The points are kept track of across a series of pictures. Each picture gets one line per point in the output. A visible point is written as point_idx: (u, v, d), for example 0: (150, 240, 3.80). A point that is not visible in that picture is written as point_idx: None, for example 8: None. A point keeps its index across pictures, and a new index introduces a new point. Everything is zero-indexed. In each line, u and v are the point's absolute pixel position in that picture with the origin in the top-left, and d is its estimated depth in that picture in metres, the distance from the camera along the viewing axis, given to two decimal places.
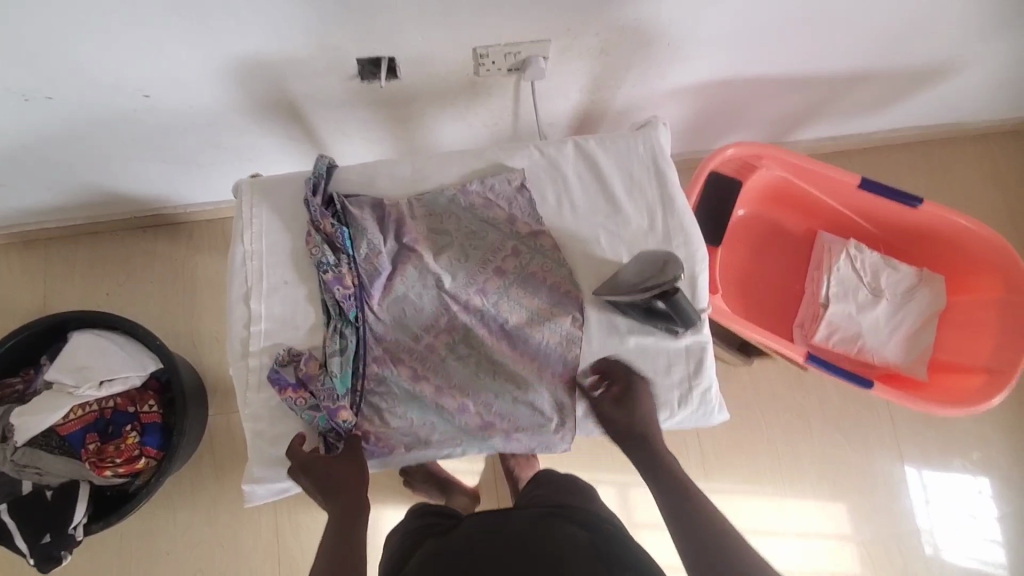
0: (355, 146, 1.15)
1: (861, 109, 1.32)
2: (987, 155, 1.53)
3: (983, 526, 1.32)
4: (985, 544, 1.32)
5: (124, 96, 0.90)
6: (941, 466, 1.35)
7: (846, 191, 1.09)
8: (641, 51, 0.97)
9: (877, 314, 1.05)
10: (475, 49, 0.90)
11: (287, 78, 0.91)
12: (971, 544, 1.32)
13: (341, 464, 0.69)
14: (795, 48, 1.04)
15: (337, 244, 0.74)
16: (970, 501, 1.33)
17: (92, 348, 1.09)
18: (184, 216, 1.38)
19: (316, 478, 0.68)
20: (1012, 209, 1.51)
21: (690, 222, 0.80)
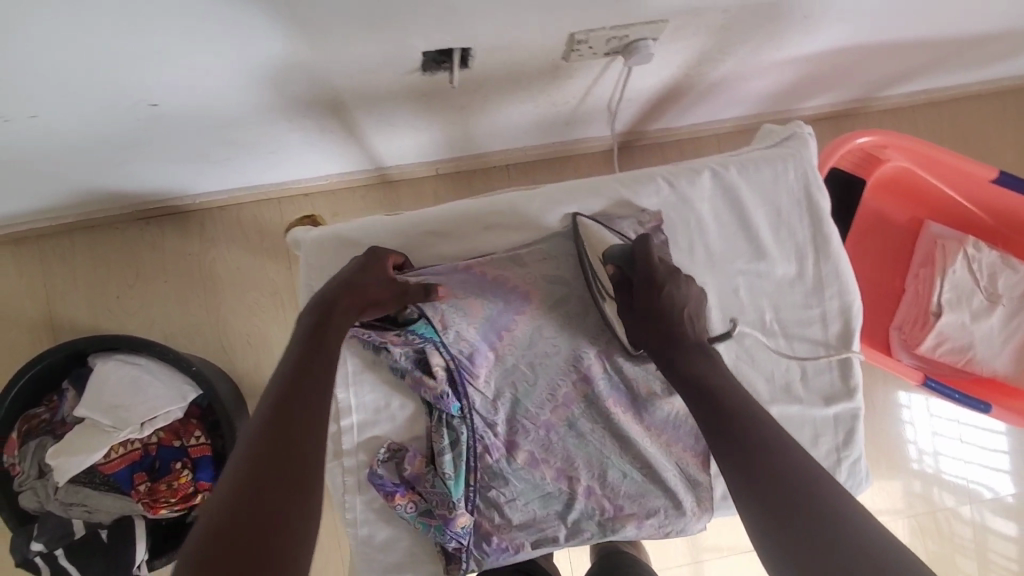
0: (396, 131, 0.95)
1: (982, 64, 1.13)
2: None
3: (984, 453, 1.30)
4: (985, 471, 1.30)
5: (127, 107, 0.72)
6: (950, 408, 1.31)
7: (973, 183, 0.95)
8: (769, 25, 0.77)
9: (990, 323, 0.97)
10: (571, 34, 0.71)
11: (330, 76, 0.72)
12: (968, 468, 1.30)
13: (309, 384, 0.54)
14: (943, 13, 0.85)
15: (417, 337, 0.62)
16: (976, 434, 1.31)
17: (122, 379, 0.99)
18: (193, 205, 1.20)
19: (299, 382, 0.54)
20: None
21: (845, 267, 0.68)
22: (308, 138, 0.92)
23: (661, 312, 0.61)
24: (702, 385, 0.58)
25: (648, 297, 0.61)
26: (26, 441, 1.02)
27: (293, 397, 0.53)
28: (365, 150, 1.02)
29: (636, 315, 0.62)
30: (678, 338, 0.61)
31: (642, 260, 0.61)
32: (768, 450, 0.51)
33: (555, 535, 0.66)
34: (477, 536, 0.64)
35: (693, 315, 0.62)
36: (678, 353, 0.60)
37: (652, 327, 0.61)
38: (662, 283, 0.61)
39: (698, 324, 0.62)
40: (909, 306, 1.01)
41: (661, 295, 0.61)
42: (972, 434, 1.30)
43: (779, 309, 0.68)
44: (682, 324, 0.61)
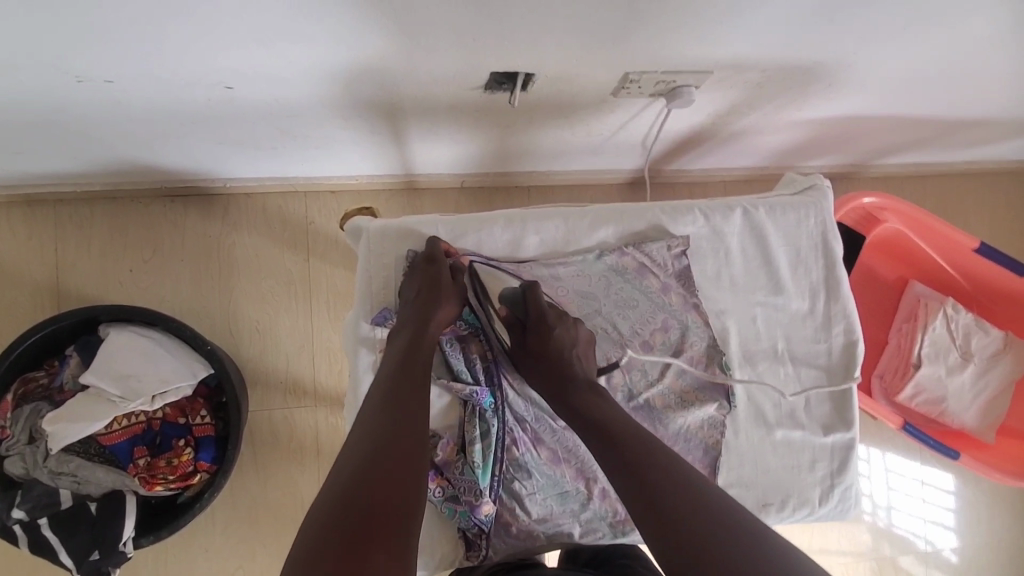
0: (438, 139, 1.00)
1: (967, 146, 1.25)
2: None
3: (933, 510, 1.38)
4: (933, 528, 1.38)
5: (202, 86, 0.75)
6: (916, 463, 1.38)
7: (957, 250, 1.05)
8: (796, 88, 0.86)
9: (963, 379, 1.06)
10: (627, 73, 0.78)
11: (400, 83, 0.77)
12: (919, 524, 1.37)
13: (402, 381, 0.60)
14: (944, 97, 0.95)
15: (461, 333, 0.68)
16: (934, 494, 1.38)
17: (136, 351, 1.00)
18: (220, 189, 1.21)
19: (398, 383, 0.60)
20: None
21: (852, 308, 0.75)
22: (355, 136, 0.96)
23: (550, 352, 0.65)
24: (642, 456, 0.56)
25: (538, 340, 0.66)
26: (22, 405, 1.00)
27: (399, 393, 0.59)
28: (403, 156, 1.06)
29: (527, 355, 0.66)
30: (569, 378, 0.64)
31: (531, 303, 0.66)
32: (712, 530, 0.49)
33: (569, 532, 0.69)
34: (498, 525, 0.67)
35: (581, 353, 0.66)
36: (573, 388, 0.64)
37: (540, 365, 0.65)
38: (550, 325, 0.66)
39: (587, 360, 0.66)
40: (891, 355, 1.09)
41: (549, 338, 0.65)
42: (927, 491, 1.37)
43: (790, 341, 0.74)
44: (571, 364, 0.65)
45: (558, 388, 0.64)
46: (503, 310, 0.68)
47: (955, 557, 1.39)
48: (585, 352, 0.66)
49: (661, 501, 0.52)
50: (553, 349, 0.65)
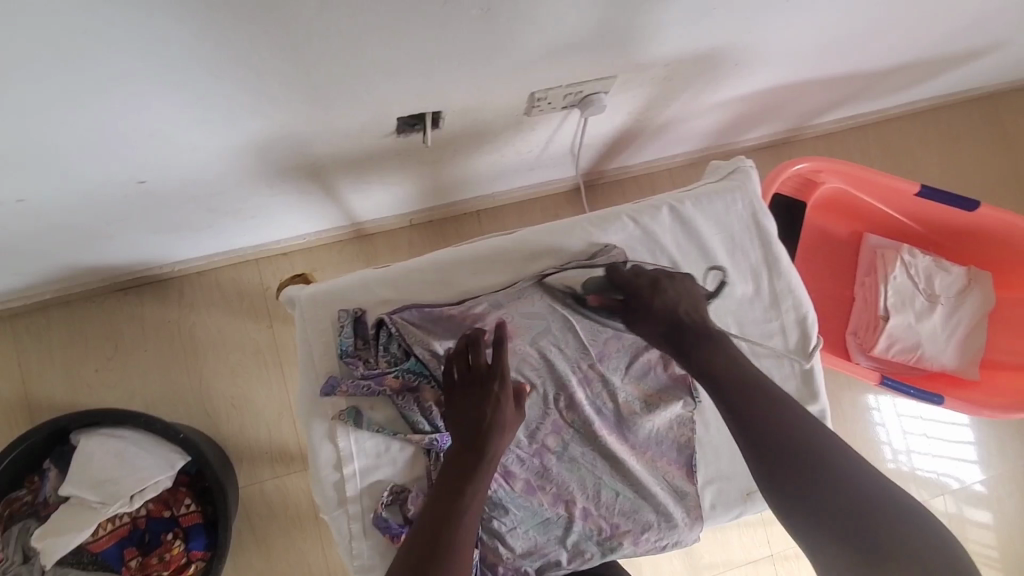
0: (371, 186, 1.00)
1: (896, 91, 1.26)
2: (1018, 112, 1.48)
3: (952, 446, 1.39)
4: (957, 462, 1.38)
5: (116, 185, 0.75)
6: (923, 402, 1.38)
7: (901, 197, 1.06)
8: (705, 73, 0.86)
9: (933, 322, 1.06)
10: (532, 93, 0.78)
11: (311, 144, 0.77)
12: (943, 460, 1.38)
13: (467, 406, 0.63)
14: (854, 53, 0.96)
15: (412, 385, 0.65)
16: (948, 429, 1.39)
17: (109, 452, 0.98)
18: (171, 272, 1.21)
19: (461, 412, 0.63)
20: None
21: (796, 281, 0.75)
22: (286, 199, 0.96)
23: (661, 316, 0.68)
24: (767, 408, 0.63)
25: (648, 305, 0.68)
26: (10, 524, 1.00)
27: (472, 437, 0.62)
28: (342, 208, 1.06)
29: (648, 321, 0.68)
30: (677, 334, 0.67)
31: (620, 280, 0.68)
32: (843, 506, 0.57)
33: (558, 559, 0.68)
34: (483, 567, 0.67)
35: (689, 308, 0.69)
36: (690, 339, 0.67)
37: (657, 325, 0.68)
38: (650, 294, 0.68)
39: (699, 311, 0.69)
40: (859, 310, 1.09)
41: (655, 303, 0.68)
42: (939, 430, 1.38)
43: (743, 325, 0.74)
44: (686, 321, 0.68)
45: (678, 343, 0.68)
46: (594, 299, 0.69)
47: (983, 488, 1.38)
48: (694, 303, 0.69)
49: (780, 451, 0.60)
50: (662, 308, 0.68)
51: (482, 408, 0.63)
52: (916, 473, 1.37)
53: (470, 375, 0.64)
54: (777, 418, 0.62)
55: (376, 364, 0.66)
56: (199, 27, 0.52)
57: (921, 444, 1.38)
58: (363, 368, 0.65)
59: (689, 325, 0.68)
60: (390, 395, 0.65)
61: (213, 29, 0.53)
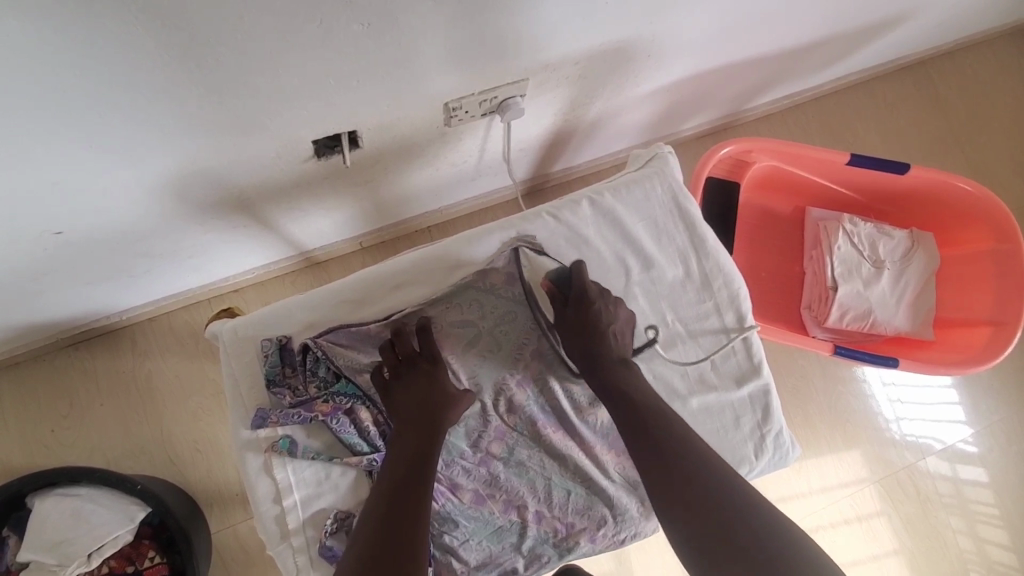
0: (308, 213, 0.99)
1: (823, 66, 1.29)
2: (950, 74, 1.51)
3: (940, 408, 1.39)
4: (947, 425, 1.39)
5: (32, 238, 0.74)
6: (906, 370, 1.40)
7: (835, 168, 1.07)
8: (620, 67, 0.87)
9: (882, 287, 1.07)
10: (446, 103, 0.78)
11: (229, 178, 0.76)
12: (931, 424, 1.39)
13: (407, 396, 0.63)
14: (764, 33, 0.98)
15: (345, 407, 0.64)
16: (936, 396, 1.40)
17: (64, 513, 0.96)
18: (120, 322, 1.19)
19: (405, 396, 0.64)
20: (975, 130, 1.51)
21: (724, 260, 0.76)
22: (221, 235, 0.95)
23: (588, 328, 0.68)
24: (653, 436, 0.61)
25: (583, 313, 0.68)
26: None
27: (414, 422, 0.62)
28: (284, 237, 1.05)
29: (567, 327, 0.69)
30: (598, 354, 0.67)
31: (578, 282, 0.69)
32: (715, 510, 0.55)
33: (515, 566, 0.68)
34: None
35: (620, 331, 0.69)
36: (604, 362, 0.67)
37: (580, 339, 0.68)
38: (593, 301, 0.68)
39: (623, 339, 0.69)
40: (809, 283, 1.10)
41: (592, 310, 0.68)
42: (927, 395, 1.40)
43: (676, 309, 0.75)
44: (606, 342, 0.67)
45: (587, 360, 0.68)
46: (545, 284, 0.69)
47: (976, 448, 1.39)
48: (624, 330, 0.69)
49: (718, 551, 0.54)
50: (593, 324, 0.68)
51: (422, 397, 0.63)
52: (906, 440, 1.38)
53: (399, 365, 0.65)
54: (713, 502, 0.56)
55: (305, 390, 0.65)
56: (72, 67, 0.52)
57: (908, 410, 1.39)
58: (292, 397, 0.65)
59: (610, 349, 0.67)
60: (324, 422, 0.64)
61: (86, 68, 0.53)
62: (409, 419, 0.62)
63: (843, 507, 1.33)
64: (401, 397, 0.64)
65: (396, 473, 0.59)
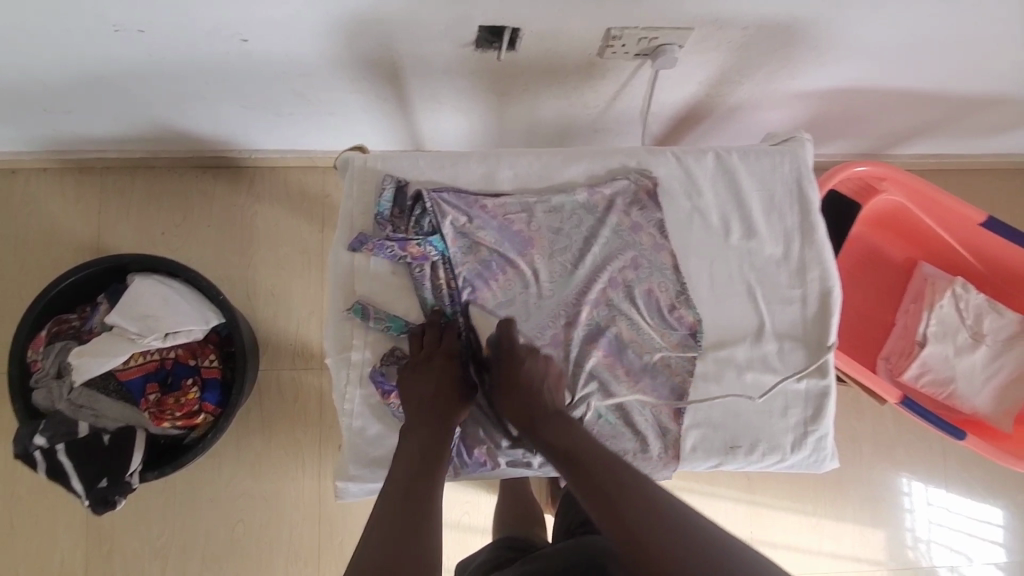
0: (439, 108, 1.06)
1: (985, 131, 1.22)
2: None
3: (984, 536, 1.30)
4: (980, 552, 1.30)
5: (220, 37, 0.84)
6: (960, 475, 1.31)
7: (964, 226, 1.02)
8: (782, 50, 0.88)
9: (973, 360, 1.02)
10: (609, 29, 0.82)
11: (396, 39, 0.83)
12: (963, 541, 1.30)
13: (431, 335, 0.70)
14: (943, 66, 0.95)
15: (431, 258, 0.71)
16: (983, 522, 1.30)
17: (155, 294, 1.06)
18: (247, 160, 1.31)
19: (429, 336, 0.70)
20: None
21: (827, 254, 0.76)
22: (361, 101, 1.03)
23: (518, 380, 0.69)
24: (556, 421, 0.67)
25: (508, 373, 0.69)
26: (54, 341, 1.08)
27: (433, 360, 0.69)
28: (410, 125, 1.12)
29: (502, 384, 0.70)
30: (534, 408, 0.68)
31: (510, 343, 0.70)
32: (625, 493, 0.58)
33: (528, 461, 0.73)
34: (463, 445, 0.72)
35: (551, 385, 0.69)
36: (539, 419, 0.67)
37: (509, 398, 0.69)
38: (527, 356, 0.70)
39: (557, 392, 0.70)
40: (896, 334, 1.06)
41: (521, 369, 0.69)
42: (972, 523, 1.31)
43: (761, 284, 0.76)
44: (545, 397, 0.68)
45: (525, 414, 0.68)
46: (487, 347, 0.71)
47: None
48: (555, 383, 0.70)
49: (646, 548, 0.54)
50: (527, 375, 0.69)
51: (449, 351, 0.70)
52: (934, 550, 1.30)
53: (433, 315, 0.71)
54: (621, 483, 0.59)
55: (404, 230, 0.72)
56: None
57: (946, 533, 1.30)
58: (391, 231, 0.71)
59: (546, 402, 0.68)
60: (409, 261, 0.71)
61: None
62: (434, 355, 0.69)
63: None
64: (425, 336, 0.70)
65: (418, 393, 0.67)
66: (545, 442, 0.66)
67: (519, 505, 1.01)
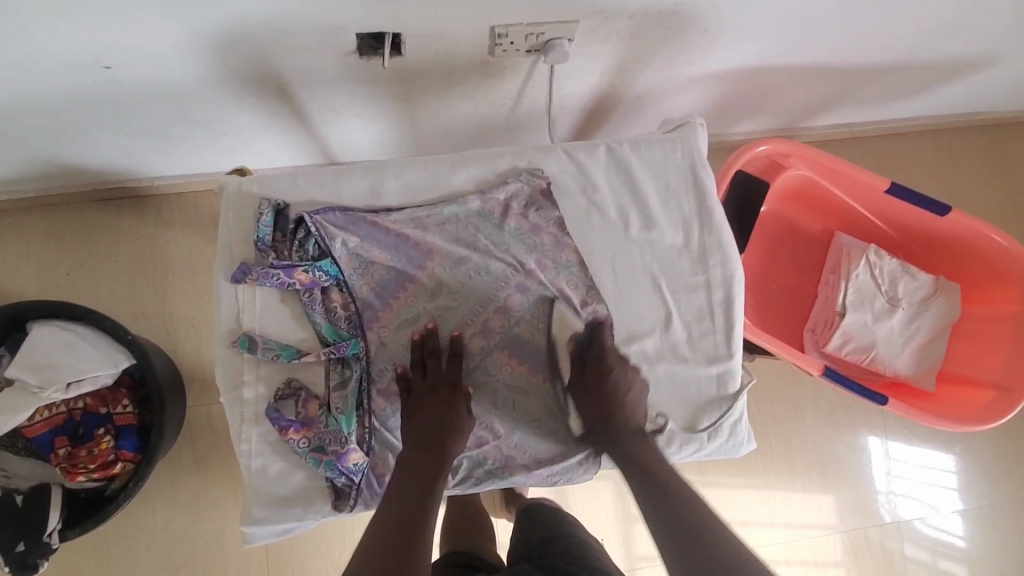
0: (342, 119, 1.02)
1: (890, 98, 1.25)
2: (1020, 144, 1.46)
3: (933, 486, 1.34)
4: (933, 500, 1.34)
5: (82, 67, 0.78)
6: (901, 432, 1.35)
7: (873, 195, 1.04)
8: (674, 35, 0.87)
9: (892, 324, 1.04)
10: (493, 26, 0.79)
11: (272, 53, 0.79)
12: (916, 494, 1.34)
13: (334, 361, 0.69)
14: (834, 39, 0.96)
15: (321, 283, 0.69)
16: (930, 473, 1.34)
17: (56, 342, 0.99)
18: (151, 189, 1.24)
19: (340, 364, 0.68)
20: None
21: (726, 239, 0.76)
22: (257, 119, 0.98)
23: (606, 392, 0.71)
24: (630, 436, 0.70)
25: (600, 378, 0.72)
26: None
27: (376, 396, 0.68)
28: (316, 139, 1.07)
29: (581, 389, 0.73)
30: (616, 419, 0.71)
31: (597, 346, 0.73)
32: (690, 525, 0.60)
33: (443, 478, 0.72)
34: (372, 475, 0.68)
35: (635, 397, 0.72)
36: (621, 431, 0.70)
37: (591, 399, 0.72)
38: (612, 366, 0.72)
39: (637, 407, 0.72)
40: (819, 306, 1.07)
41: (610, 376, 0.72)
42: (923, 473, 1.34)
43: (666, 274, 0.76)
44: (623, 408, 0.71)
45: (614, 434, 0.70)
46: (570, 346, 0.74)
47: (964, 542, 1.33)
48: (640, 393, 0.72)
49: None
50: (613, 385, 0.71)
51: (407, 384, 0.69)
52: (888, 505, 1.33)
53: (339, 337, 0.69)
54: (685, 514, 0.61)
55: (288, 257, 0.69)
56: None
57: (900, 485, 1.34)
58: (274, 258, 0.68)
59: (630, 414, 0.71)
60: (298, 289, 0.68)
61: None
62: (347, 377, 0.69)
63: (802, 549, 1.29)
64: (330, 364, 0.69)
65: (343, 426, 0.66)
66: (627, 457, 0.69)
67: (466, 514, 1.00)
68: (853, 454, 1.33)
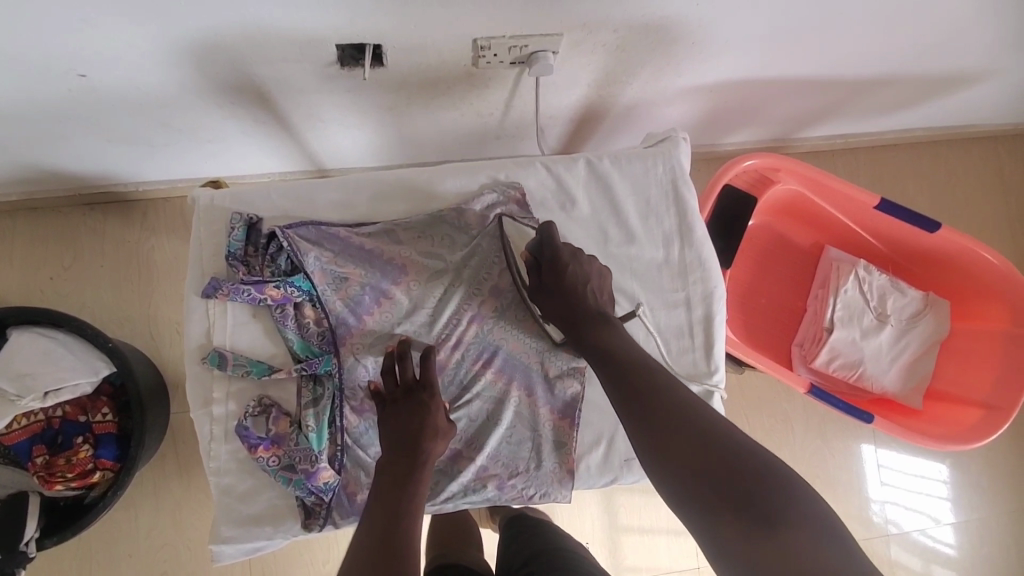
0: (326, 128, 1.01)
1: (883, 110, 1.24)
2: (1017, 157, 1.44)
3: (923, 498, 1.33)
4: (923, 513, 1.33)
5: (57, 75, 0.78)
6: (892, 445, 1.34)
7: (862, 210, 1.03)
8: (659, 48, 0.86)
9: (880, 341, 1.03)
10: (475, 39, 0.79)
11: (251, 63, 0.79)
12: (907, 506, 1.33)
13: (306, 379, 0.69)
14: (822, 53, 0.95)
15: (294, 299, 0.69)
16: (921, 485, 1.33)
17: (34, 349, 0.97)
18: (137, 194, 1.23)
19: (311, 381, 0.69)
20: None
21: (706, 255, 0.77)
22: (239, 127, 0.97)
23: (566, 283, 0.71)
24: (593, 331, 0.69)
25: (557, 275, 0.72)
26: None
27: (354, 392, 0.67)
28: (300, 146, 1.06)
29: (545, 290, 0.72)
30: (580, 317, 0.70)
31: (549, 247, 0.73)
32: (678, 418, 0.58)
33: None
34: (343, 492, 0.69)
35: (597, 288, 0.72)
36: (584, 322, 0.70)
37: (557, 299, 0.72)
38: (567, 262, 0.72)
39: (601, 297, 0.72)
40: (807, 321, 1.06)
41: (566, 272, 0.71)
42: (915, 484, 1.33)
43: (648, 290, 0.76)
44: (586, 300, 0.71)
45: (578, 334, 0.70)
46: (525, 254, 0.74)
47: (955, 552, 1.32)
48: (603, 286, 0.73)
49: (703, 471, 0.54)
50: (570, 281, 0.71)
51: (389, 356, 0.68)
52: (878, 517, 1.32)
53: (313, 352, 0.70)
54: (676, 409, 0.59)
55: (260, 271, 0.70)
56: None
57: (891, 496, 1.33)
58: (244, 274, 0.69)
59: (591, 304, 0.71)
60: (270, 304, 0.68)
61: None
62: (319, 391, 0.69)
63: None
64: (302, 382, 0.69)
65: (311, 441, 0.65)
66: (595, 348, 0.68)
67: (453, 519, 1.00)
68: (843, 466, 1.32)
